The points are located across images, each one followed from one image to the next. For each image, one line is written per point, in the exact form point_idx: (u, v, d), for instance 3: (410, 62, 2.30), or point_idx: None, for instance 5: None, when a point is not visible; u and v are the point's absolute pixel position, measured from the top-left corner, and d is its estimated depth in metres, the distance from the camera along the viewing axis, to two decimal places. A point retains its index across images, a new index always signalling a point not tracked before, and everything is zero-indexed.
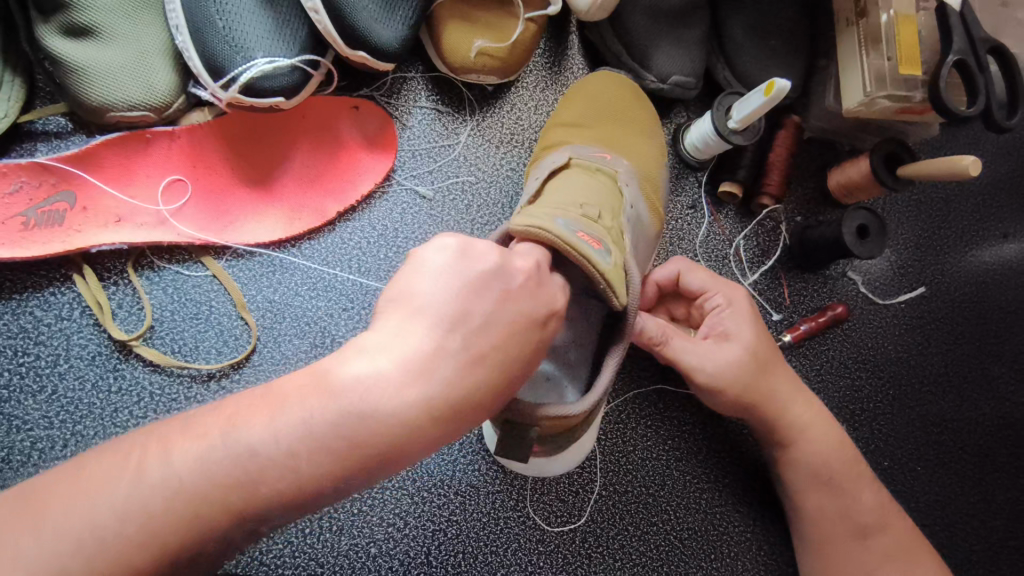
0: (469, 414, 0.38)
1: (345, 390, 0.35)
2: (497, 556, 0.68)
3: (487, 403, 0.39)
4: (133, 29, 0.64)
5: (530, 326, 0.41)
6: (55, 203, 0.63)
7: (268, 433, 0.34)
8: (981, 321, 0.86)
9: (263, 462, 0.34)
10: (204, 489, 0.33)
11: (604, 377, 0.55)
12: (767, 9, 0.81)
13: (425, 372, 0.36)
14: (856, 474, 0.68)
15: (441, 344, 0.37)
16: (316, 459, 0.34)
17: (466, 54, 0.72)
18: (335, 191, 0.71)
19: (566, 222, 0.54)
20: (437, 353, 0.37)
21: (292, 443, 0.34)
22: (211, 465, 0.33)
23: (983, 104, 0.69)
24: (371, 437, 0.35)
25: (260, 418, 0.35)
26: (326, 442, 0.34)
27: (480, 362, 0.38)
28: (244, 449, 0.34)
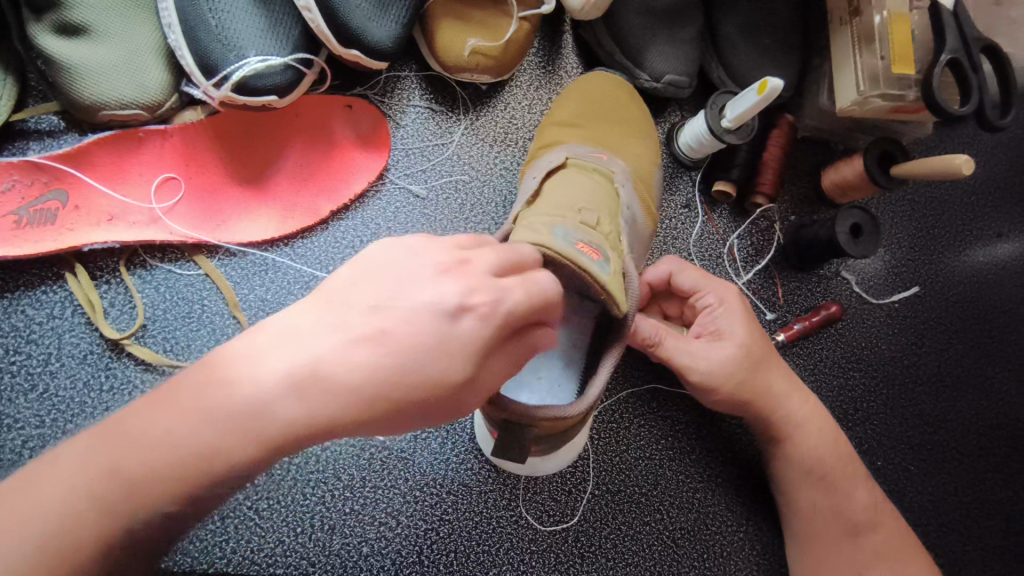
0: (345, 411, 0.33)
1: (225, 370, 0.34)
2: (488, 556, 0.68)
3: (371, 388, 0.33)
4: (125, 27, 0.64)
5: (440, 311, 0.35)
6: (47, 201, 0.63)
7: (146, 415, 0.33)
8: (974, 321, 0.86)
9: (129, 445, 0.32)
10: (75, 478, 0.32)
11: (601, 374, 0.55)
12: (761, 9, 0.81)
13: (302, 348, 0.34)
14: (850, 472, 0.68)
15: (325, 320, 0.34)
16: (174, 436, 0.32)
17: (459, 53, 0.72)
18: (328, 190, 0.71)
19: (565, 232, 0.54)
20: (316, 330, 0.34)
21: (157, 422, 0.33)
22: (86, 455, 0.33)
23: (975, 104, 0.69)
24: (234, 412, 0.32)
25: (140, 406, 0.34)
26: (188, 420, 0.33)
27: (365, 340, 0.34)
28: (116, 433, 0.33)
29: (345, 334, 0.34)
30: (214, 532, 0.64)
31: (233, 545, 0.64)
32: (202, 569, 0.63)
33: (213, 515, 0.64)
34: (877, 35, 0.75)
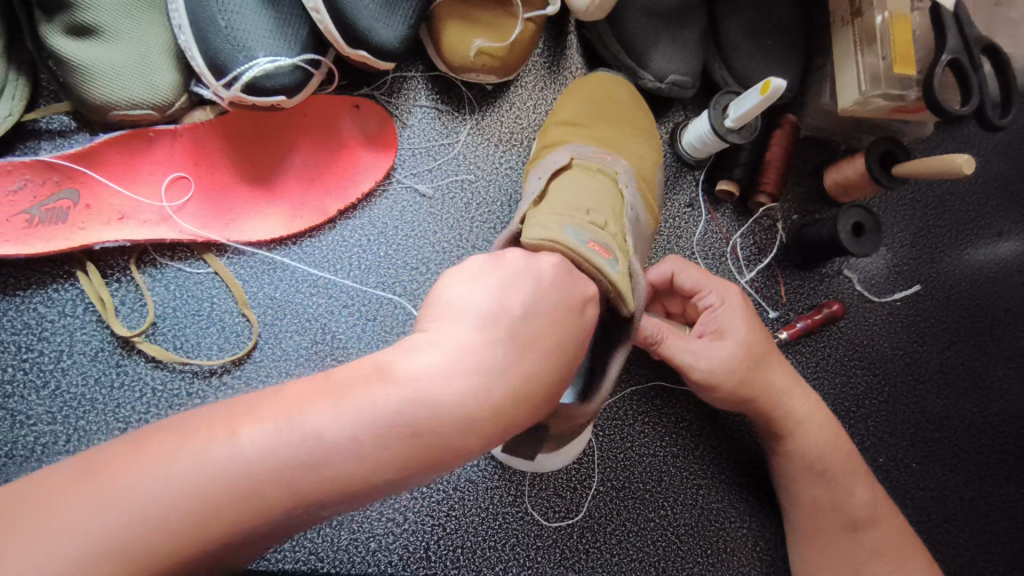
0: (517, 405, 0.42)
1: (410, 385, 0.39)
2: (495, 552, 0.69)
3: (535, 388, 0.43)
4: (136, 28, 0.65)
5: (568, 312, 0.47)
6: (59, 200, 0.64)
7: (341, 417, 0.37)
8: (976, 319, 0.87)
9: (329, 445, 0.36)
10: (265, 469, 0.35)
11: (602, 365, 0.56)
12: (764, 10, 0.82)
13: (476, 361, 0.41)
14: (851, 468, 0.69)
15: (484, 335, 0.43)
16: (378, 443, 0.37)
17: (465, 53, 0.73)
18: (336, 190, 0.72)
19: (576, 229, 0.55)
20: (482, 344, 0.42)
21: (358, 428, 0.37)
22: (280, 446, 0.36)
23: (976, 103, 0.70)
24: (431, 420, 0.39)
25: (326, 404, 0.38)
26: (392, 426, 0.38)
27: (523, 347, 0.44)
28: (311, 433, 0.36)
29: (504, 342, 0.43)
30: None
31: None
32: None
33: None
34: (879, 35, 0.75)
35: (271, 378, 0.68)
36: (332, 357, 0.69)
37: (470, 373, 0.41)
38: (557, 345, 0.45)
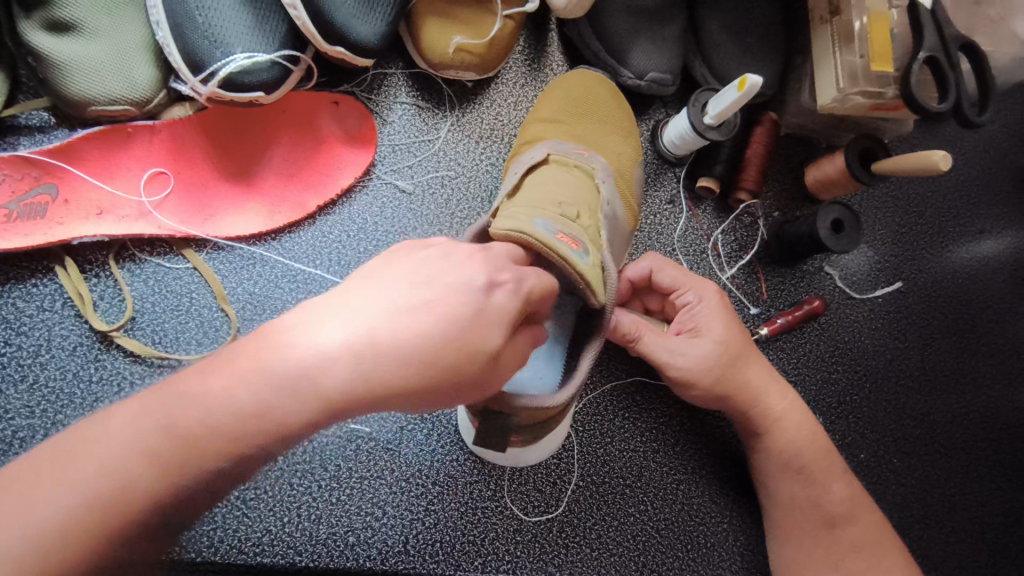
0: (393, 373, 0.38)
1: (285, 344, 0.38)
2: (474, 546, 0.69)
3: (411, 361, 0.38)
4: (113, 24, 0.65)
5: (468, 291, 0.41)
6: (37, 195, 0.64)
7: (222, 383, 0.37)
8: (957, 316, 0.87)
9: (210, 412, 0.37)
10: (164, 443, 0.37)
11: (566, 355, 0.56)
12: (743, 8, 0.82)
13: (355, 321, 0.38)
14: (828, 464, 0.69)
15: (372, 297, 0.40)
16: (255, 407, 0.37)
17: (444, 50, 0.73)
18: (316, 186, 0.72)
19: (547, 223, 0.55)
20: (367, 306, 0.39)
21: (234, 394, 0.37)
22: (172, 419, 0.37)
23: (953, 101, 0.70)
24: (298, 379, 0.37)
25: (210, 374, 0.38)
26: (264, 390, 0.37)
27: (408, 314, 0.39)
28: (196, 403, 0.37)
29: (391, 309, 0.39)
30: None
31: (220, 533, 0.65)
32: (189, 557, 0.64)
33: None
34: (857, 33, 0.76)
35: None
36: None
37: (356, 342, 0.38)
38: (444, 318, 0.39)
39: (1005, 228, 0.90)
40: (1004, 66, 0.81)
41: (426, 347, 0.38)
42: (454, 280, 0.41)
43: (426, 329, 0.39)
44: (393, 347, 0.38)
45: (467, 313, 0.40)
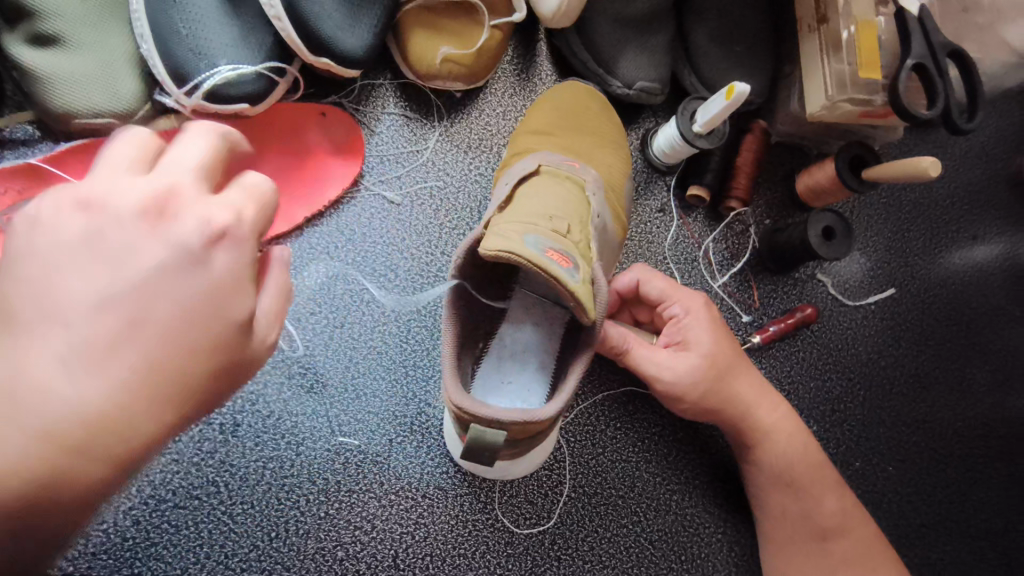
0: (154, 388, 0.37)
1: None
2: (465, 559, 0.68)
3: (159, 377, 0.37)
4: (99, 37, 0.65)
5: (182, 268, 0.38)
6: (21, 209, 0.64)
7: None
8: (952, 323, 0.87)
9: None
10: None
11: (245, 200, 0.41)
12: (731, 17, 0.82)
13: (59, 362, 0.35)
14: (820, 477, 0.68)
15: (45, 339, 0.35)
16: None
17: (431, 61, 0.73)
18: (303, 197, 0.72)
19: (536, 240, 0.55)
20: (45, 346, 0.35)
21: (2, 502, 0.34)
22: None
23: (942, 106, 0.70)
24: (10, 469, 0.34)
25: None
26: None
27: (101, 336, 0.36)
28: None
29: (81, 316, 0.36)
30: (161, 499, 0.65)
31: (207, 549, 0.64)
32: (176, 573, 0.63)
33: (168, 499, 0.65)
34: (844, 42, 0.76)
35: None
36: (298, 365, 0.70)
37: (87, 394, 0.35)
38: (181, 324, 0.38)
39: (999, 233, 0.90)
40: (993, 72, 0.81)
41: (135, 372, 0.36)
42: (149, 271, 0.37)
43: (136, 305, 0.37)
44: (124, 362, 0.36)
45: (187, 273, 0.38)
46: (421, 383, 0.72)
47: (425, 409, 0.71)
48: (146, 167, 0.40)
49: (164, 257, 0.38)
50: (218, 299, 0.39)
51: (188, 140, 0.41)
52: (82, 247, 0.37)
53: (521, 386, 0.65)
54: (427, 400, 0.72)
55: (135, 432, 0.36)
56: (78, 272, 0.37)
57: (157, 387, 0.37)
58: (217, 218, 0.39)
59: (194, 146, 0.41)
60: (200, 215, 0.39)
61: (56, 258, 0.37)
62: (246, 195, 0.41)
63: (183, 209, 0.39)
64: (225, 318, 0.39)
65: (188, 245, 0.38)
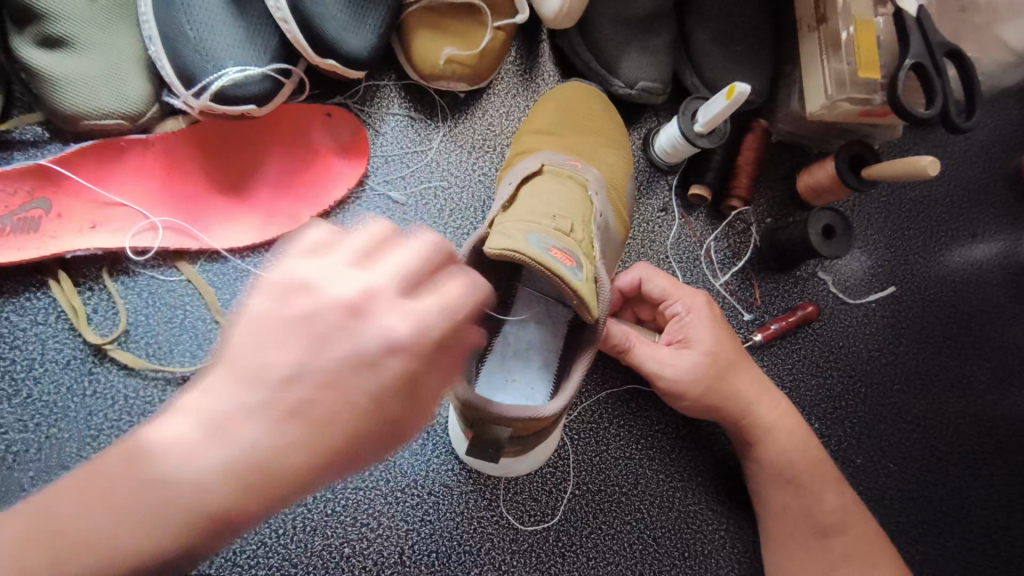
0: (280, 478, 0.37)
1: (156, 473, 0.36)
2: (470, 556, 0.69)
3: (293, 469, 0.38)
4: (107, 39, 0.66)
5: (355, 368, 0.39)
6: (30, 210, 0.65)
7: (82, 513, 0.36)
8: (951, 320, 0.87)
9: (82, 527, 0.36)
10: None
11: (436, 306, 0.42)
12: (731, 17, 0.83)
13: (219, 431, 0.37)
14: (821, 474, 0.69)
15: (238, 405, 0.38)
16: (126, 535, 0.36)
17: (435, 62, 0.74)
18: (308, 197, 0.72)
19: (540, 239, 0.55)
20: (234, 415, 0.38)
21: (124, 521, 0.36)
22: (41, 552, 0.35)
23: (940, 105, 0.71)
24: (158, 505, 0.36)
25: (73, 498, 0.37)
26: (138, 518, 0.36)
27: (286, 417, 0.38)
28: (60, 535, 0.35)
29: (255, 401, 0.38)
30: None
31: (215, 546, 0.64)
32: None
33: None
34: (843, 41, 0.77)
35: None
36: None
37: (233, 463, 0.37)
38: (335, 411, 0.39)
39: (998, 231, 0.90)
40: (992, 71, 0.82)
41: (291, 448, 0.38)
42: (331, 365, 0.39)
43: (315, 391, 0.39)
44: (262, 445, 0.37)
45: (348, 356, 0.39)
46: None
47: None
48: (364, 260, 0.42)
49: (365, 346, 0.40)
50: (374, 401, 0.40)
51: (404, 247, 0.43)
52: (297, 324, 0.39)
53: (526, 377, 0.66)
54: None
55: (240, 511, 0.37)
56: (290, 347, 0.39)
57: (275, 467, 0.37)
58: (381, 325, 0.40)
59: (411, 251, 0.43)
60: (379, 316, 0.40)
61: (319, 329, 0.39)
62: (440, 301, 0.42)
63: (376, 312, 0.41)
64: (357, 414, 0.39)
65: (357, 346, 0.40)
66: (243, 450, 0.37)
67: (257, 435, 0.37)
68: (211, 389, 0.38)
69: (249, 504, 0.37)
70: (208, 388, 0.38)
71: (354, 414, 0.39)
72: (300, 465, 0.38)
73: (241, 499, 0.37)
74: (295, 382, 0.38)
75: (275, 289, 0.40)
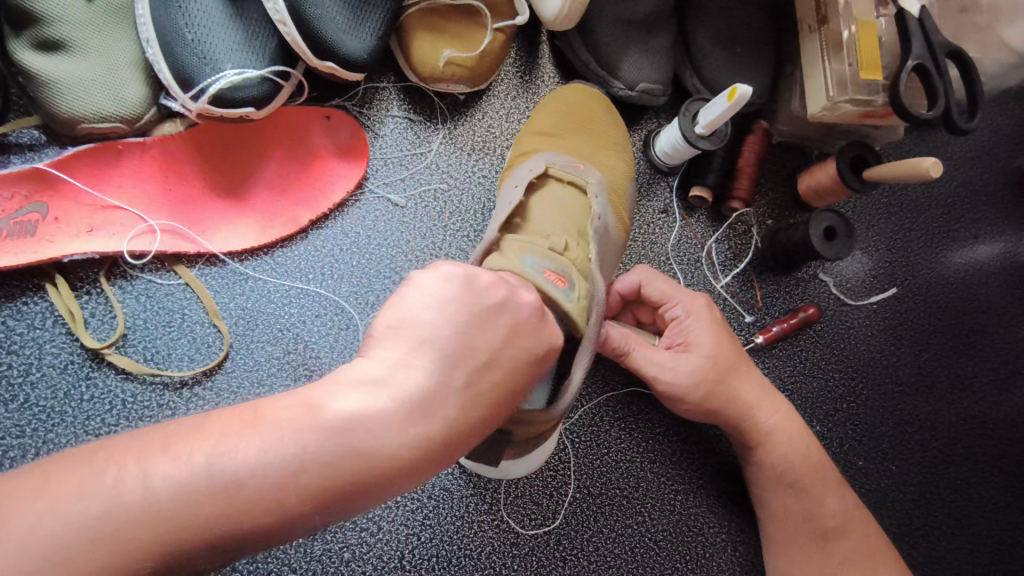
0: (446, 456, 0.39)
1: (343, 435, 0.35)
2: (471, 560, 0.69)
3: (460, 445, 0.39)
4: (104, 41, 0.65)
5: (525, 365, 0.42)
6: (27, 214, 0.64)
7: (258, 450, 0.34)
8: (953, 321, 0.87)
9: (251, 479, 0.33)
10: (188, 509, 0.33)
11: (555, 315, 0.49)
12: (732, 18, 0.83)
13: (418, 406, 0.37)
14: (822, 478, 0.69)
15: (431, 380, 0.38)
16: (294, 483, 0.34)
17: (435, 64, 0.73)
18: (308, 200, 0.72)
19: (534, 261, 0.56)
20: (428, 390, 0.38)
21: (298, 470, 0.34)
22: (197, 485, 0.33)
23: (942, 106, 0.70)
24: (355, 464, 0.35)
25: (248, 439, 0.34)
26: (317, 465, 0.34)
27: (470, 400, 0.39)
28: (232, 475, 0.33)
29: (445, 378, 0.38)
30: None
31: None
32: None
33: None
34: (845, 42, 0.76)
35: (242, 389, 0.68)
36: (304, 367, 0.69)
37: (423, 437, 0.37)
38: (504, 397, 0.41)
39: (1001, 232, 0.90)
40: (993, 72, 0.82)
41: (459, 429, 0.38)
42: (510, 358, 0.41)
43: (492, 380, 0.40)
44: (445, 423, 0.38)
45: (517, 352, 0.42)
46: None
47: None
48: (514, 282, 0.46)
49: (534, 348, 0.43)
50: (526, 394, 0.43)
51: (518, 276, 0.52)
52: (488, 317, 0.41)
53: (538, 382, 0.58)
54: None
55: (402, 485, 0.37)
56: (475, 338, 0.40)
57: (444, 449, 0.38)
58: (541, 330, 0.44)
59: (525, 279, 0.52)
60: (539, 318, 0.44)
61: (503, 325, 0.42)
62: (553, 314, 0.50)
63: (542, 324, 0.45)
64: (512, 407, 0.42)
65: (525, 343, 0.43)
66: (424, 429, 0.37)
67: (444, 413, 0.38)
68: (397, 364, 0.38)
69: (417, 475, 0.37)
70: (406, 360, 0.38)
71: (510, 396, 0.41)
72: (462, 442, 0.39)
73: (414, 472, 0.37)
74: (477, 366, 0.40)
75: (443, 280, 0.41)
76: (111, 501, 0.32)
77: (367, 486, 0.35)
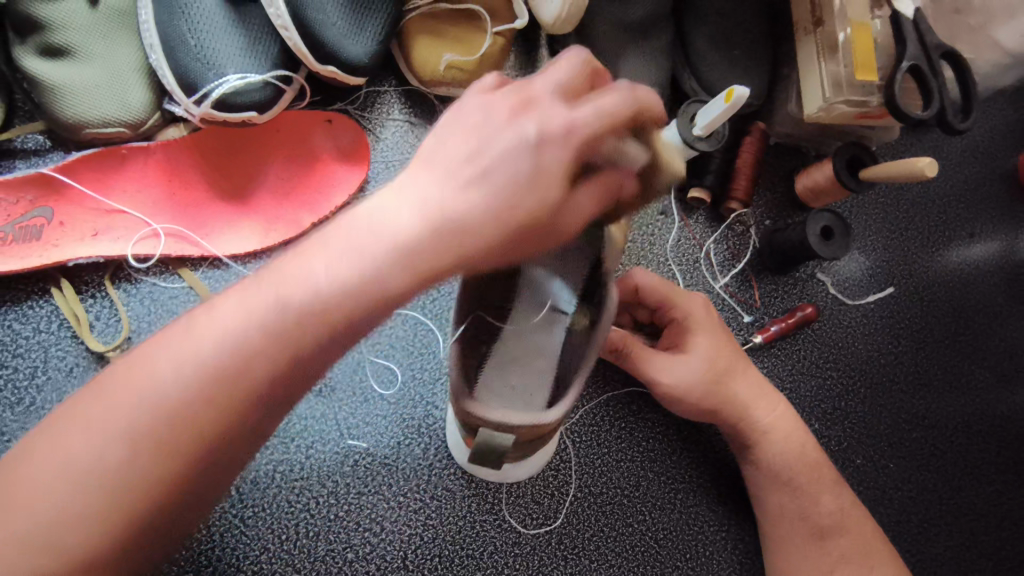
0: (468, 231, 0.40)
1: (360, 228, 0.40)
2: (474, 559, 0.69)
3: (479, 226, 0.40)
4: (108, 48, 0.66)
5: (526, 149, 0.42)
6: (33, 218, 0.66)
7: (302, 267, 0.40)
8: (949, 320, 0.88)
9: (297, 286, 0.39)
10: (253, 327, 0.38)
11: (590, 115, 0.42)
12: (729, 21, 0.83)
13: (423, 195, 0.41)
14: (817, 476, 0.70)
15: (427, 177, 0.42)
16: (334, 283, 0.39)
17: (435, 68, 0.74)
18: (310, 203, 0.72)
19: None
20: (428, 183, 0.41)
21: (328, 271, 0.39)
22: (256, 305, 0.39)
23: (936, 109, 0.71)
24: (375, 241, 0.39)
25: (290, 261, 0.40)
26: (347, 258, 0.39)
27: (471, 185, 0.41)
28: (279, 286, 0.39)
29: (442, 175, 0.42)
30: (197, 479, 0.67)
31: (219, 551, 0.65)
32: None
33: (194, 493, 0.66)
34: (841, 44, 0.77)
35: None
36: None
37: (430, 217, 0.40)
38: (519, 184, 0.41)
39: (994, 231, 0.91)
40: (986, 73, 0.83)
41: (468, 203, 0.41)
42: (502, 149, 0.42)
43: (492, 164, 0.42)
44: (450, 205, 0.40)
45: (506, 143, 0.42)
46: (430, 387, 0.74)
47: (432, 411, 0.73)
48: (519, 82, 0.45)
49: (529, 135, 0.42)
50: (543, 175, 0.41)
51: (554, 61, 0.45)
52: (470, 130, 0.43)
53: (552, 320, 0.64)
54: (434, 403, 0.74)
55: (424, 259, 0.39)
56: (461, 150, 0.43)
57: (456, 227, 0.40)
58: (542, 117, 0.42)
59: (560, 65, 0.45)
60: (540, 116, 0.43)
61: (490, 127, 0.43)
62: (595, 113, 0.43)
63: (538, 112, 0.43)
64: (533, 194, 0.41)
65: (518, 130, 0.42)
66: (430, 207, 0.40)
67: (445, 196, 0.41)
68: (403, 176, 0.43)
69: (435, 257, 0.40)
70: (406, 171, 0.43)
71: (525, 198, 0.41)
72: (478, 232, 0.40)
73: (431, 243, 0.40)
74: (471, 169, 0.42)
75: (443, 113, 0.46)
76: (196, 338, 0.39)
77: (389, 260, 0.39)
